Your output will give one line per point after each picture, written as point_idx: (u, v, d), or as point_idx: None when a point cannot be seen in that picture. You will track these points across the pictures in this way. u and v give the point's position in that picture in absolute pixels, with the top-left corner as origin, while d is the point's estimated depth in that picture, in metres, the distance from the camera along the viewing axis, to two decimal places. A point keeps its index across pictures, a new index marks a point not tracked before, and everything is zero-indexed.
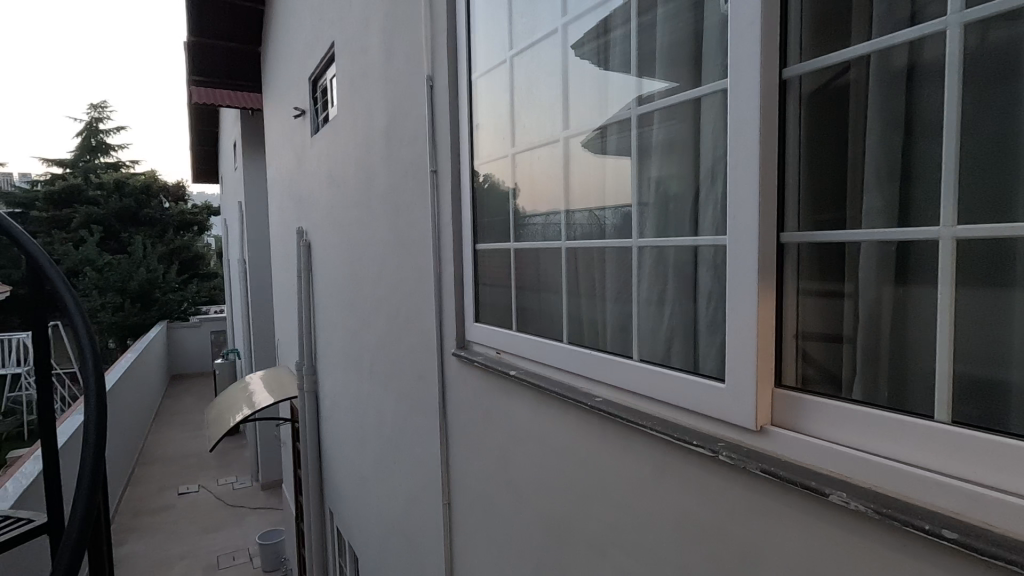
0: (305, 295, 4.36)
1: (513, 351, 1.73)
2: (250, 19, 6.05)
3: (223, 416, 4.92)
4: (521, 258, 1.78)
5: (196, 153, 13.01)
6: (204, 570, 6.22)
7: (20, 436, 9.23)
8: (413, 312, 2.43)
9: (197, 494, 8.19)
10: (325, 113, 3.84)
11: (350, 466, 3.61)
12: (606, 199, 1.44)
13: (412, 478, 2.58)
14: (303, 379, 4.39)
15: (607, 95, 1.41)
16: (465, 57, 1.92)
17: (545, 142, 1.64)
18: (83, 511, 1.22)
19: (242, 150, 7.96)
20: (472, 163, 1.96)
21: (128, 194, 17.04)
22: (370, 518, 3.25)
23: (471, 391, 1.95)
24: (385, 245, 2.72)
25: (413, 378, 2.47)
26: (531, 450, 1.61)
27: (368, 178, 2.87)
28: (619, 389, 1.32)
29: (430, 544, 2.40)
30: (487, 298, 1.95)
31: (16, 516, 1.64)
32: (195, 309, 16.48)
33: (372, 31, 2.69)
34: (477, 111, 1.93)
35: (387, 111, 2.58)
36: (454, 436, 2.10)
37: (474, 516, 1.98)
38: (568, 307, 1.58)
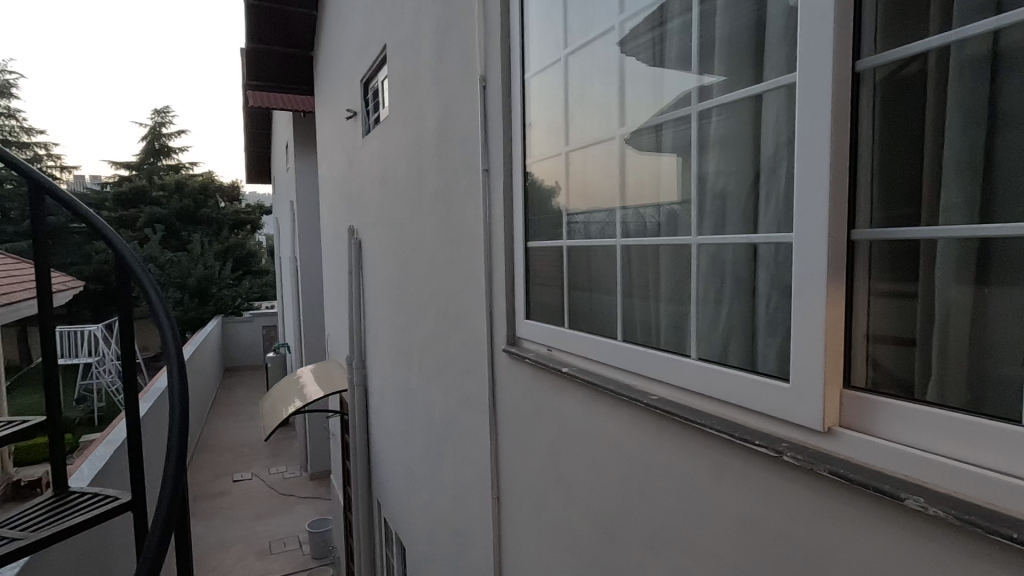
0: (355, 292, 4.49)
1: (565, 348, 1.74)
2: (303, 24, 6.24)
3: (277, 407, 5.13)
4: (574, 256, 1.78)
5: (250, 155, 13.55)
6: (256, 555, 6.50)
7: (91, 422, 9.87)
8: (462, 309, 2.48)
9: (250, 482, 8.55)
10: (376, 115, 3.94)
11: (398, 458, 3.70)
12: (661, 197, 1.43)
13: (461, 474, 2.61)
14: (353, 373, 4.52)
15: (662, 91, 1.40)
16: (519, 57, 1.94)
17: (600, 140, 1.63)
18: (171, 493, 1.32)
19: (295, 151, 8.26)
20: (525, 162, 1.98)
21: (188, 195, 17.95)
22: (418, 510, 3.33)
23: (521, 388, 1.97)
24: (434, 244, 2.78)
25: (463, 373, 2.51)
26: (584, 446, 1.62)
27: (419, 178, 2.94)
28: (675, 388, 1.32)
29: (479, 540, 2.43)
30: (538, 296, 1.96)
31: (103, 494, 1.77)
32: (248, 305, 17.18)
33: (423, 34, 2.76)
34: (530, 109, 1.94)
35: (438, 112, 2.63)
36: (504, 433, 2.12)
37: (524, 511, 2.00)
38: (622, 306, 1.57)
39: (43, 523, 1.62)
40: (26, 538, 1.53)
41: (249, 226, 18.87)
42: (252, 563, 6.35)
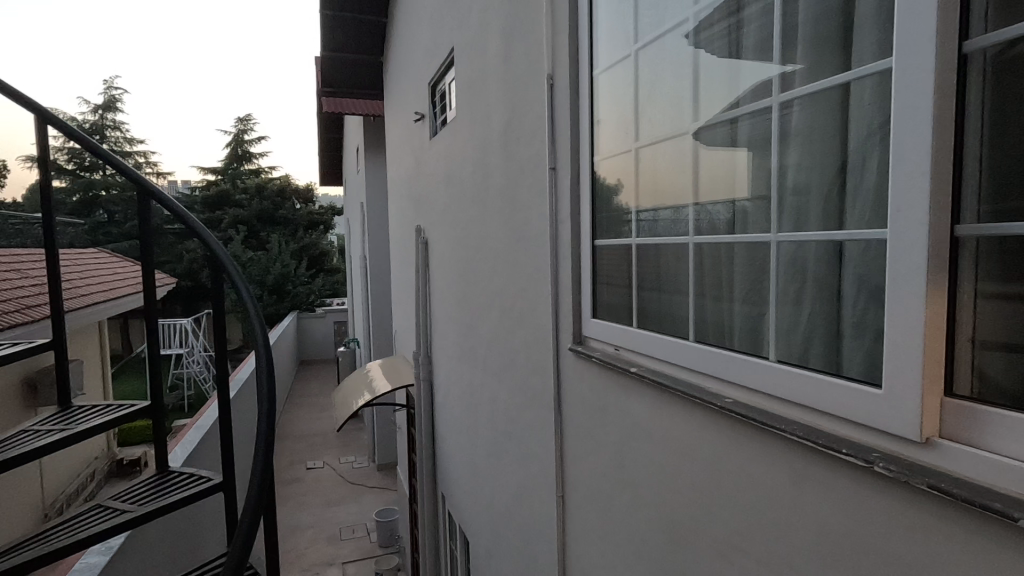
0: (422, 290, 4.60)
1: (633, 348, 1.72)
2: (374, 31, 6.46)
3: (348, 399, 5.36)
4: (643, 255, 1.75)
5: (324, 159, 14.22)
6: (328, 541, 6.82)
7: (182, 409, 10.73)
8: (527, 306, 2.49)
9: (322, 470, 8.99)
10: (443, 116, 4.03)
11: (463, 453, 3.77)
12: (736, 192, 1.38)
13: (525, 472, 2.63)
14: (420, 368, 4.65)
15: (738, 81, 1.35)
16: (587, 54, 1.92)
17: (671, 135, 1.59)
18: (261, 477, 1.42)
19: (365, 154, 8.59)
20: (592, 159, 1.96)
21: (267, 198, 19.30)
22: (481, 504, 3.38)
23: (587, 388, 1.96)
24: (500, 243, 2.81)
25: (527, 371, 2.53)
26: (652, 448, 1.59)
27: (485, 178, 2.98)
28: (752, 391, 1.27)
29: (543, 538, 2.43)
30: (604, 295, 1.95)
31: (197, 474, 1.92)
32: (321, 301, 18.05)
33: (490, 36, 2.79)
34: (598, 107, 1.93)
35: (505, 112, 2.65)
36: (570, 432, 2.11)
37: (589, 510, 1.99)
38: (693, 306, 1.53)
39: (148, 498, 1.79)
40: (135, 511, 1.69)
41: (322, 226, 20.00)
42: (324, 547, 6.67)
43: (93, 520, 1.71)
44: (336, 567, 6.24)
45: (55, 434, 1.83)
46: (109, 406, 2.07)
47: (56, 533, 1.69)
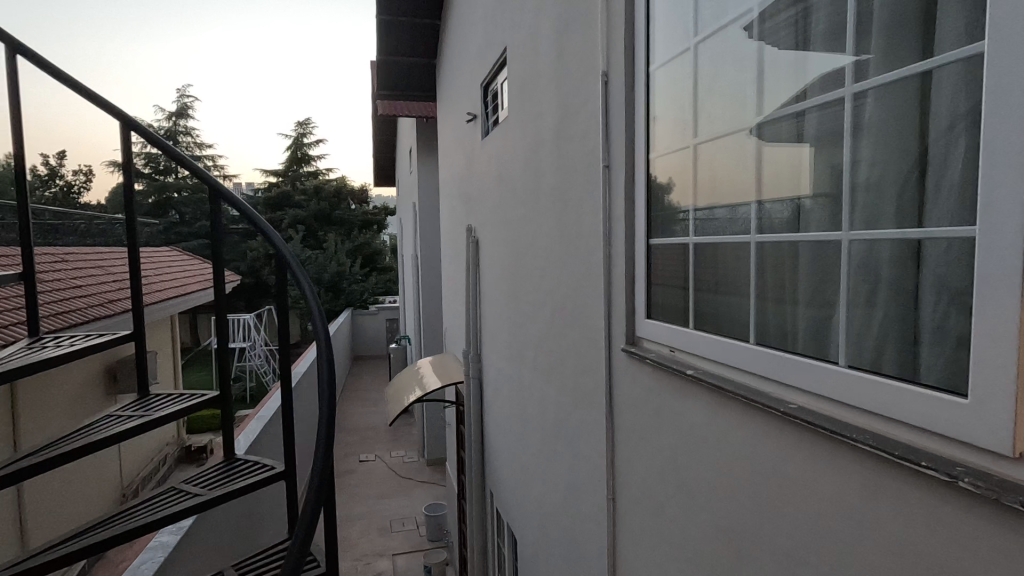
0: (473, 289, 4.64)
1: (690, 350, 1.67)
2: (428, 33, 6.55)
3: (400, 395, 5.48)
4: (701, 254, 1.71)
5: (378, 160, 14.60)
6: (379, 532, 7.01)
7: (245, 400, 11.31)
8: (578, 306, 2.47)
9: (374, 463, 9.25)
10: (495, 116, 4.05)
11: (511, 450, 3.79)
12: (802, 189, 1.31)
13: (575, 472, 2.61)
14: (469, 366, 4.70)
15: (806, 73, 1.28)
16: (643, 49, 1.89)
17: (732, 131, 1.54)
18: (322, 469, 1.47)
19: (418, 156, 8.77)
20: (648, 156, 1.92)
21: (325, 199, 20.21)
22: (529, 501, 3.39)
23: (641, 390, 1.92)
24: (551, 242, 2.80)
25: (578, 371, 2.51)
26: (707, 452, 1.54)
27: (536, 177, 2.98)
28: (819, 398, 1.21)
29: (592, 539, 2.41)
30: (659, 295, 1.91)
31: (261, 463, 2.01)
32: (373, 299, 18.56)
33: (542, 34, 2.78)
34: (655, 104, 1.89)
35: (558, 110, 2.63)
36: (621, 434, 2.08)
37: (640, 514, 1.96)
38: (753, 309, 1.47)
39: (216, 483, 1.90)
40: (205, 494, 1.80)
41: (376, 226, 20.71)
42: (375, 538, 6.86)
43: (168, 501, 1.82)
44: (386, 558, 6.39)
45: (134, 420, 1.96)
46: (182, 396, 2.20)
47: (136, 512, 1.82)
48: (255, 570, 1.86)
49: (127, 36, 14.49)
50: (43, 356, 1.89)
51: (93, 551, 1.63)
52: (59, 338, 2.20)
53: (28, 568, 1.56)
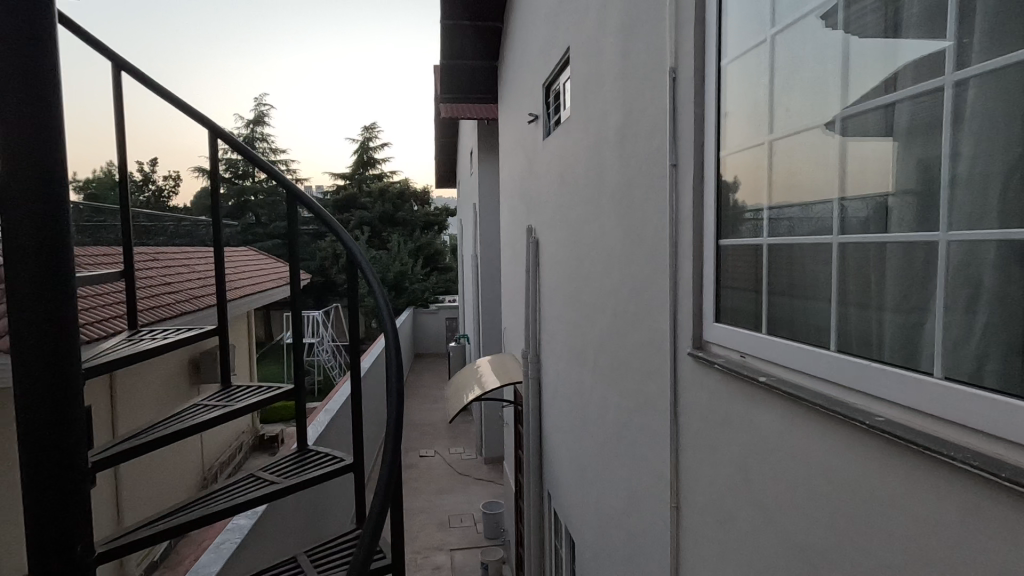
0: (532, 289, 4.65)
1: (762, 355, 1.60)
2: (490, 36, 6.62)
3: (459, 393, 5.57)
4: (775, 256, 1.63)
5: (440, 162, 14.91)
6: (438, 527, 7.15)
7: (313, 393, 11.87)
8: (642, 308, 2.42)
9: (433, 459, 9.44)
10: (557, 117, 4.04)
11: (570, 452, 3.77)
12: (892, 186, 1.22)
13: (636, 479, 2.55)
14: (528, 367, 4.71)
15: (896, 61, 1.19)
16: (715, 43, 1.82)
17: (812, 125, 1.45)
18: (389, 463, 1.51)
19: (479, 157, 8.88)
20: (718, 154, 1.85)
21: (389, 200, 21.17)
22: (587, 504, 3.35)
23: (708, 395, 1.86)
24: (615, 242, 2.75)
25: (641, 374, 2.45)
26: (779, 465, 1.46)
27: (599, 177, 2.94)
28: (907, 410, 1.12)
29: (653, 546, 2.35)
30: (729, 298, 1.84)
31: (331, 455, 2.10)
32: (434, 298, 18.96)
33: (608, 33, 2.74)
34: (726, 99, 1.82)
35: (623, 109, 2.59)
36: (686, 441, 2.02)
37: (706, 525, 1.89)
38: (834, 315, 1.39)
39: (290, 472, 1.99)
40: (280, 483, 1.90)
41: (437, 227, 21.23)
42: (434, 533, 7.00)
43: (247, 487, 1.94)
44: (444, 553, 6.51)
45: (218, 409, 2.10)
46: (260, 387, 2.33)
47: (219, 496, 1.94)
48: (325, 559, 1.95)
49: (213, 51, 15.56)
50: (140, 348, 2.05)
51: (181, 530, 1.76)
52: (153, 331, 2.38)
53: (126, 543, 1.69)
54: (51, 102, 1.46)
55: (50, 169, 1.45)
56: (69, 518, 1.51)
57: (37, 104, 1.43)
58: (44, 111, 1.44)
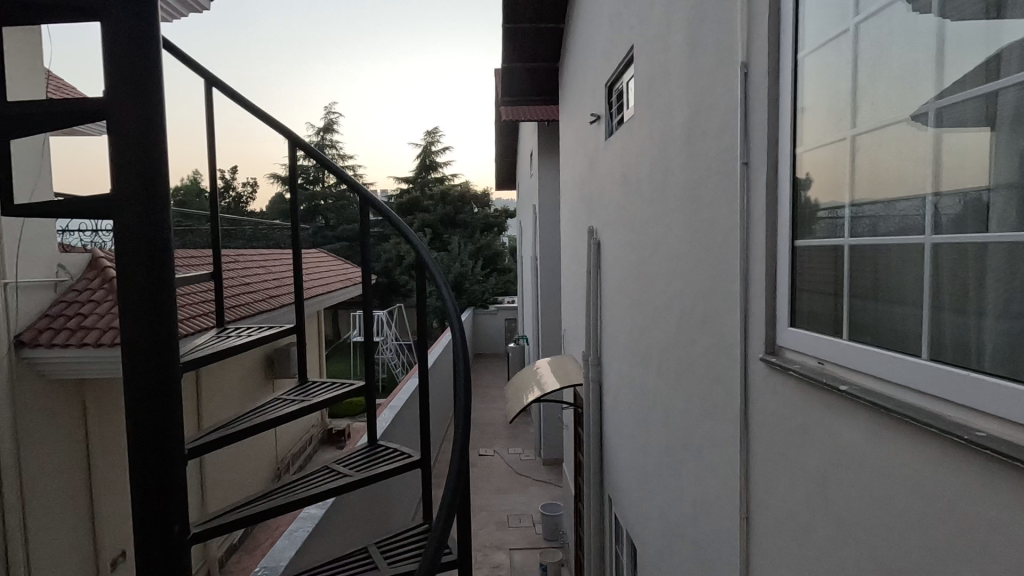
0: (593, 291, 4.61)
1: (843, 362, 1.51)
2: (551, 37, 6.63)
3: (519, 393, 5.61)
4: (858, 257, 1.54)
5: (500, 164, 15.06)
6: (497, 525, 7.22)
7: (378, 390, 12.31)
8: (710, 311, 2.36)
9: (493, 458, 9.55)
10: (620, 116, 3.98)
11: (632, 456, 3.71)
12: (993, 183, 1.13)
13: (703, 488, 2.48)
14: (589, 368, 4.68)
15: (998, 46, 1.10)
16: (791, 34, 1.74)
17: (900, 118, 1.37)
18: (459, 460, 1.54)
19: (540, 158, 8.90)
20: (794, 151, 1.77)
21: (450, 203, 21.62)
22: (651, 508, 3.30)
23: (782, 402, 1.78)
24: (681, 243, 2.69)
25: (708, 379, 2.38)
26: (862, 479, 1.38)
27: (665, 175, 2.88)
28: (1011, 425, 1.03)
29: (720, 556, 2.28)
30: (806, 302, 1.75)
31: (400, 451, 2.18)
32: (494, 298, 19.15)
33: (674, 30, 2.69)
34: (803, 94, 1.74)
35: (690, 106, 2.53)
36: (757, 448, 1.95)
37: (779, 538, 1.81)
38: (926, 321, 1.29)
39: (362, 466, 2.08)
40: (353, 475, 1.98)
41: (497, 228, 21.52)
42: (493, 531, 7.08)
43: (323, 479, 2.04)
44: (504, 552, 6.57)
45: (296, 404, 2.22)
46: (333, 383, 2.44)
47: (297, 486, 2.05)
48: (394, 550, 2.02)
49: (287, 64, 16.45)
50: (226, 344, 2.20)
51: (264, 516, 1.87)
52: (238, 329, 2.55)
53: (216, 525, 1.82)
54: (155, 117, 1.59)
55: (155, 178, 1.59)
56: (168, 501, 1.65)
57: (144, 118, 1.57)
58: (151, 125, 1.58)
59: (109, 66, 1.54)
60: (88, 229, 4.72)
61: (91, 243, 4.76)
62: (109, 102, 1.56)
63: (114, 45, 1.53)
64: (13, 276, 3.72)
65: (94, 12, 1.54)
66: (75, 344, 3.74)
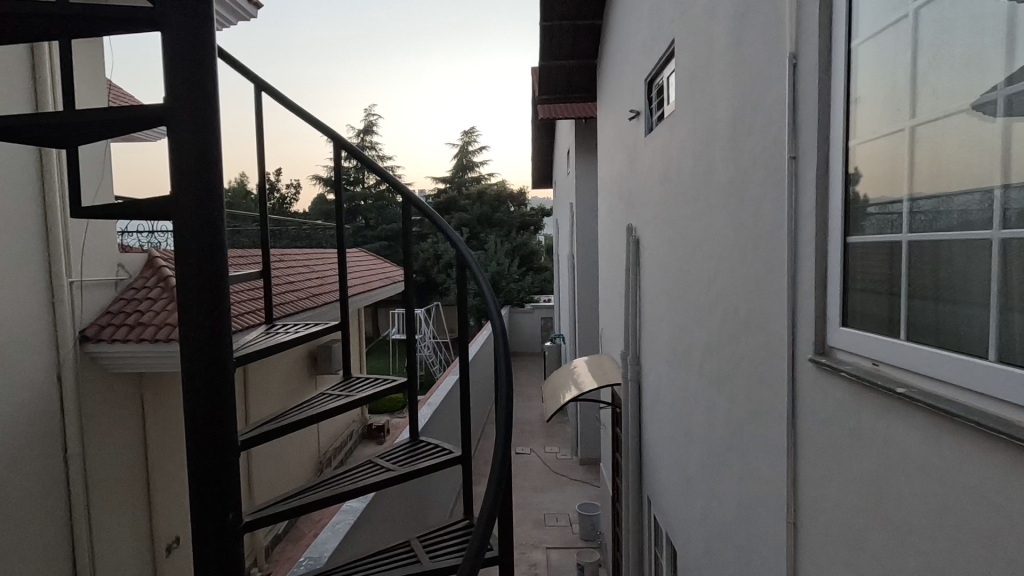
0: (632, 289, 4.56)
1: (899, 363, 1.45)
2: (589, 33, 6.59)
3: (556, 392, 5.59)
4: (917, 254, 1.48)
5: (537, 163, 15.09)
6: (534, 524, 7.22)
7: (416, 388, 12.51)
8: (755, 309, 2.29)
9: (529, 457, 9.57)
10: (660, 111, 3.92)
11: (673, 457, 3.66)
12: None
13: (747, 490, 2.41)
14: (628, 368, 4.63)
15: None
16: (844, 22, 1.68)
17: (963, 107, 1.30)
18: (502, 457, 1.55)
19: (578, 157, 8.85)
20: (846, 144, 1.70)
21: (487, 203, 21.78)
22: (692, 510, 3.24)
23: (832, 404, 1.72)
24: (724, 240, 2.63)
25: (754, 379, 2.32)
26: (920, 485, 1.32)
27: (708, 171, 2.82)
28: None
29: (766, 560, 2.22)
30: (859, 302, 1.68)
31: (440, 447, 2.21)
32: (530, 297, 19.16)
33: (717, 23, 2.64)
34: (857, 84, 1.67)
35: (735, 100, 2.47)
36: (806, 452, 1.88)
37: (829, 546, 1.75)
38: (994, 321, 1.22)
39: (404, 461, 2.12)
40: (396, 470, 2.02)
41: (533, 227, 21.56)
42: (530, 530, 7.09)
43: (367, 473, 2.08)
44: (541, 550, 6.59)
45: (341, 398, 2.28)
46: (376, 379, 2.49)
47: (342, 479, 2.11)
48: (435, 545, 2.05)
49: (330, 69, 16.92)
50: (275, 340, 2.28)
51: (311, 507, 1.93)
52: (286, 325, 2.64)
53: (266, 514, 1.89)
54: (211, 123, 1.66)
55: (211, 180, 1.66)
56: (222, 491, 1.71)
57: (201, 123, 1.64)
58: (206, 130, 1.65)
59: (171, 75, 1.61)
60: (145, 230, 5.10)
61: (148, 243, 5.08)
62: (168, 108, 1.63)
63: (175, 53, 1.61)
64: (79, 275, 3.94)
65: (155, 22, 1.61)
66: (135, 339, 3.94)
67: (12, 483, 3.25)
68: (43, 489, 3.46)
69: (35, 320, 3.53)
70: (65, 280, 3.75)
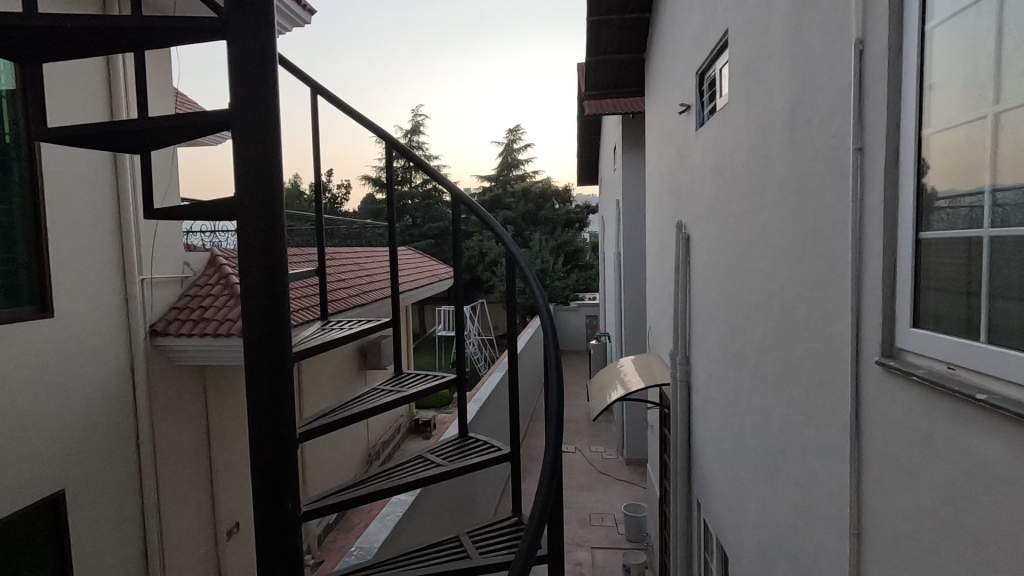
0: (682, 287, 4.45)
1: (978, 367, 1.35)
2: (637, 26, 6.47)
3: (602, 390, 5.54)
4: (1000, 250, 1.38)
5: (583, 160, 14.97)
6: (579, 523, 7.19)
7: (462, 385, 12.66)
8: (815, 309, 2.19)
9: (574, 456, 9.52)
10: (712, 104, 3.81)
11: (724, 459, 3.56)
12: None
13: (805, 496, 2.32)
14: (677, 367, 4.53)
15: None
16: (917, 6, 1.58)
17: None
18: (553, 453, 1.55)
19: (625, 153, 8.72)
20: (919, 135, 1.60)
21: (532, 200, 21.78)
22: (745, 514, 3.14)
23: (900, 408, 1.63)
24: (782, 236, 2.53)
25: (813, 381, 2.22)
26: (996, 496, 1.24)
27: (764, 165, 2.72)
28: None
29: (824, 568, 2.13)
30: (932, 302, 1.58)
31: (490, 444, 2.22)
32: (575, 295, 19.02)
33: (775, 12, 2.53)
34: (931, 70, 1.57)
35: (794, 90, 2.36)
36: (871, 459, 1.79)
37: (895, 557, 1.66)
38: None
39: (454, 457, 2.15)
40: (446, 466, 2.04)
41: (578, 224, 21.40)
42: (576, 529, 7.06)
43: (419, 467, 2.12)
44: (586, 550, 6.55)
45: (392, 394, 2.33)
46: (426, 376, 2.53)
47: (393, 473, 2.15)
48: (485, 540, 2.07)
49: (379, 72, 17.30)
50: (330, 336, 2.35)
51: (363, 499, 1.98)
52: (340, 322, 2.72)
53: (322, 505, 1.95)
54: (272, 128, 1.73)
55: (271, 183, 1.73)
56: (282, 480, 1.79)
57: (262, 129, 1.70)
58: (267, 134, 1.71)
59: (235, 83, 1.68)
60: (208, 231, 5.39)
61: (211, 243, 5.36)
62: (233, 116, 1.70)
63: (238, 62, 1.68)
64: (149, 273, 4.19)
65: (221, 32, 1.69)
66: (198, 333, 4.14)
67: (89, 466, 3.49)
68: (117, 474, 3.70)
69: (110, 314, 3.78)
70: (137, 278, 3.99)
